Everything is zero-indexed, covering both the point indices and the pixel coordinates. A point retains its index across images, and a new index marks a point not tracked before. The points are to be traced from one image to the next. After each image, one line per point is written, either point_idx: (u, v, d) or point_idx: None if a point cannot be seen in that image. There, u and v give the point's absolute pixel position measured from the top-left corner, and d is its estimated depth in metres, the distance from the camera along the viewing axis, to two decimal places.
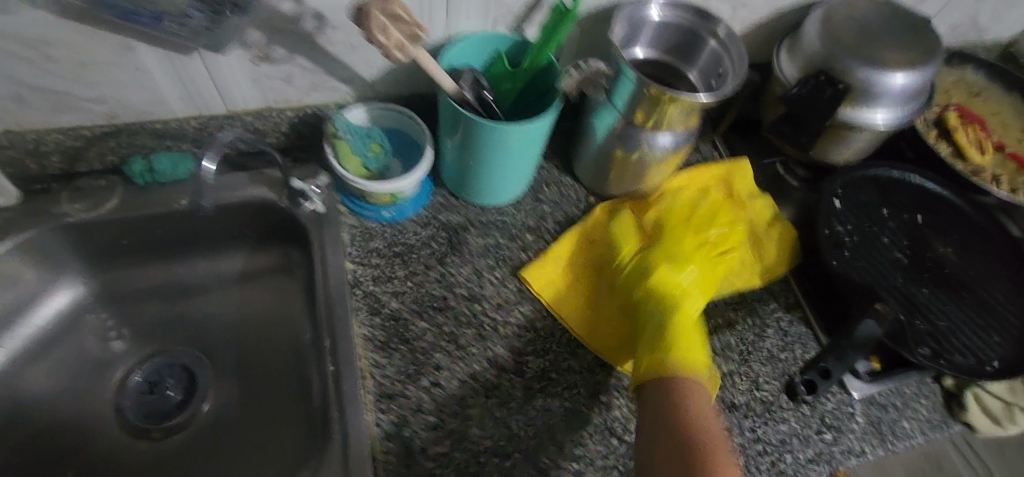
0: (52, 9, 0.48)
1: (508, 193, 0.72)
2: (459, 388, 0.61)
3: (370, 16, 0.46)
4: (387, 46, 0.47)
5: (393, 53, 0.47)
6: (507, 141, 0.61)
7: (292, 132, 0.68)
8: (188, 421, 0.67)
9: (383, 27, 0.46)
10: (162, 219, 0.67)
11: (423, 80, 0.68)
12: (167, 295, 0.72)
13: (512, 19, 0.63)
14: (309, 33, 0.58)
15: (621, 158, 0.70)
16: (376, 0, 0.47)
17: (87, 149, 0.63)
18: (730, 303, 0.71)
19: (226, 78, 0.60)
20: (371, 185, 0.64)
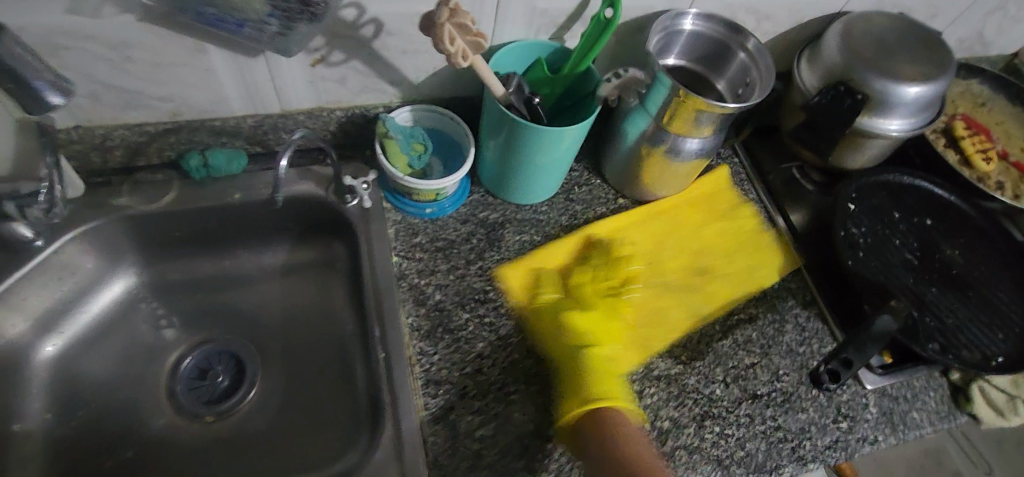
0: (142, 14, 0.52)
1: (544, 193, 0.75)
2: (501, 376, 0.65)
3: (438, 26, 0.49)
4: (454, 52, 0.50)
5: (458, 60, 0.51)
6: (547, 143, 0.64)
7: (339, 131, 0.71)
8: (238, 405, 0.70)
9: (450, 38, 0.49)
10: (215, 213, 0.70)
11: (465, 84, 0.71)
12: (214, 285, 0.75)
13: (553, 28, 0.67)
14: (365, 39, 0.61)
15: (651, 161, 0.74)
16: (442, 9, 0.49)
17: (149, 145, 0.66)
18: (751, 299, 0.75)
19: (284, 80, 0.63)
20: (418, 183, 0.67)
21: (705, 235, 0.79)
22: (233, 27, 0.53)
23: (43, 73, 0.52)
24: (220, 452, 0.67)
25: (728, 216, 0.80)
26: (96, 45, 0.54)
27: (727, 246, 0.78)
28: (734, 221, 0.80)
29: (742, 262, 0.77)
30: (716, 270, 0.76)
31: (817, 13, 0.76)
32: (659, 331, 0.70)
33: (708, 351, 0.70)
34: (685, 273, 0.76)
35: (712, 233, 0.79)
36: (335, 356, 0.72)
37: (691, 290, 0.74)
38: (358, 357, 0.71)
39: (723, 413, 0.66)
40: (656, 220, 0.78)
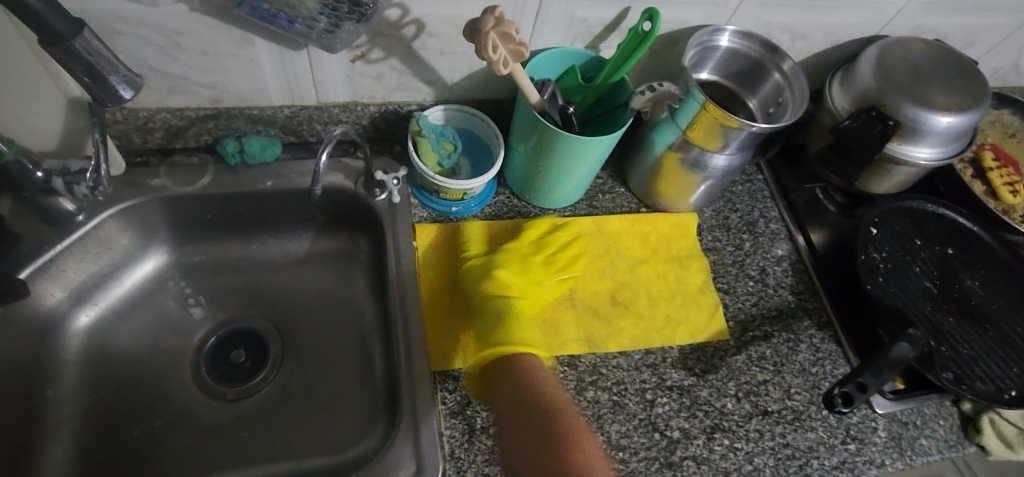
0: (196, 5, 0.54)
1: (570, 197, 0.76)
2: None
3: (483, 36, 0.50)
4: (495, 60, 0.52)
5: (497, 68, 0.52)
6: (576, 150, 0.65)
7: (371, 126, 0.73)
8: (260, 386, 0.72)
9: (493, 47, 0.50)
10: (246, 199, 0.71)
11: (498, 86, 0.72)
12: (240, 267, 0.77)
13: (589, 37, 0.67)
14: (406, 39, 0.62)
15: (677, 172, 0.75)
16: (489, 18, 0.50)
17: (187, 129, 0.68)
18: (767, 316, 0.75)
19: (324, 74, 0.64)
20: (446, 181, 0.68)
21: (650, 272, 0.76)
22: (284, 23, 0.55)
23: (117, 68, 0.47)
24: (241, 429, 0.68)
25: (679, 260, 0.77)
26: (149, 32, 0.56)
27: (672, 290, 0.75)
28: (686, 266, 0.77)
29: (673, 312, 0.73)
30: (636, 308, 0.73)
31: (852, 36, 0.76)
32: (550, 341, 0.69)
33: (722, 364, 0.71)
34: (602, 300, 0.72)
35: (658, 273, 0.76)
36: (354, 346, 0.74)
37: (596, 317, 0.71)
38: (377, 348, 0.72)
39: (733, 426, 0.67)
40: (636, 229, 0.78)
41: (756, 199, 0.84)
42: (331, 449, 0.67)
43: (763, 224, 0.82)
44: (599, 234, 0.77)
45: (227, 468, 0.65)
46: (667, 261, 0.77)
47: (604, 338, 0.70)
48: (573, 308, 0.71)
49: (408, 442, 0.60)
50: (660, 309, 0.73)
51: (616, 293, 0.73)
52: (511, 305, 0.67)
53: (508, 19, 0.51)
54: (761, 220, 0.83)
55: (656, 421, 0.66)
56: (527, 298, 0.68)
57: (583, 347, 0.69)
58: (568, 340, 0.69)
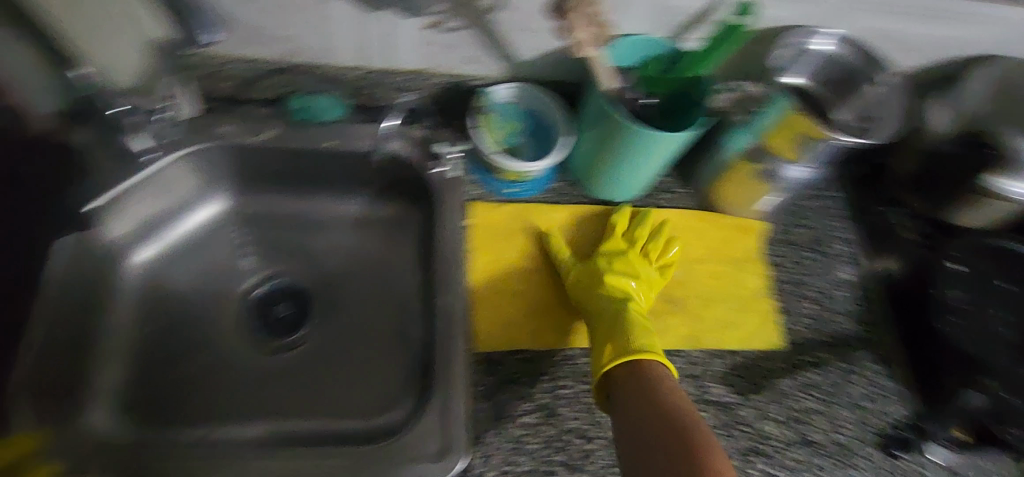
0: None
1: (630, 193, 0.73)
2: (555, 368, 0.64)
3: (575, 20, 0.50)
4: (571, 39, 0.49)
5: (585, 51, 0.51)
6: (645, 144, 0.62)
7: (437, 97, 0.72)
8: (299, 342, 0.72)
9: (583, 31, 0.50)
10: (307, 156, 0.72)
11: (571, 69, 0.69)
12: (293, 223, 0.78)
13: (674, 26, 0.64)
14: (482, 10, 0.60)
15: (746, 179, 0.71)
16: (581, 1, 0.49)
17: (259, 80, 0.68)
18: (823, 342, 0.71)
19: (396, 40, 0.63)
20: (505, 161, 0.66)
21: (706, 273, 0.73)
22: None
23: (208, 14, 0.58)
24: (278, 381, 0.70)
25: (737, 264, 0.74)
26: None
27: (726, 295, 0.72)
28: (743, 271, 0.74)
29: (726, 314, 0.71)
30: (688, 308, 0.71)
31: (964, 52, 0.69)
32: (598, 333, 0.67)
33: (769, 386, 0.68)
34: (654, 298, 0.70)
35: (714, 275, 0.73)
36: (395, 315, 0.74)
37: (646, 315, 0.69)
38: (417, 319, 0.72)
39: (771, 451, 0.64)
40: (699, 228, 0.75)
41: (828, 216, 0.79)
42: (360, 413, 0.68)
43: (831, 244, 0.77)
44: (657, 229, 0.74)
45: (261, 417, 0.67)
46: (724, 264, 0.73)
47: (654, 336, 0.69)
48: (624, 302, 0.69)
49: (438, 419, 0.60)
50: (711, 316, 0.70)
51: (668, 291, 0.71)
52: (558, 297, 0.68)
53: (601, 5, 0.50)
54: (829, 239, 0.78)
55: None
56: (572, 291, 0.68)
57: None
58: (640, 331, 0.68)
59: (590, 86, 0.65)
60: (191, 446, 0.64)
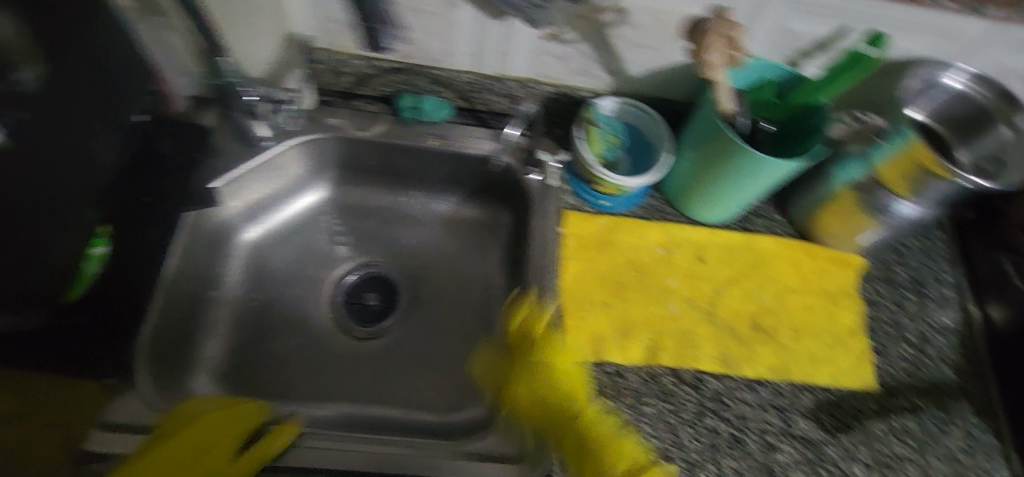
0: None
1: (724, 216, 0.72)
2: (638, 383, 0.64)
3: (706, 40, 0.48)
4: (707, 62, 0.49)
5: (709, 73, 0.50)
6: (755, 168, 0.62)
7: (541, 105, 0.73)
8: (383, 332, 0.75)
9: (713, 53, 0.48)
10: (409, 153, 0.74)
11: (679, 86, 0.69)
12: (387, 216, 0.80)
13: (794, 52, 0.63)
14: (603, 24, 0.61)
15: (851, 212, 0.69)
16: (719, 23, 0.48)
17: (375, 78, 0.71)
18: (919, 388, 0.68)
19: (513, 48, 0.65)
20: (606, 175, 0.67)
21: (797, 303, 0.71)
22: None
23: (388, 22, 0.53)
24: (364, 368, 0.72)
25: (832, 299, 0.71)
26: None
27: (818, 329, 0.69)
28: (838, 306, 0.71)
29: (818, 350, 0.68)
30: (778, 337, 0.68)
31: None
32: (681, 353, 0.66)
33: (859, 427, 0.65)
34: (743, 322, 0.69)
35: (805, 306, 0.71)
36: (478, 316, 0.75)
37: (734, 339, 0.67)
38: (500, 322, 0.73)
39: None
40: (794, 255, 0.73)
41: (928, 257, 0.76)
42: (441, 407, 0.69)
43: (932, 285, 0.75)
44: (750, 254, 0.72)
45: (346, 400, 0.69)
46: (818, 300, 0.71)
47: (739, 362, 0.66)
48: (711, 324, 0.68)
49: None
50: (802, 350, 0.68)
51: (757, 317, 0.69)
52: (646, 312, 0.67)
53: (739, 28, 0.48)
54: (930, 281, 0.75)
55: (775, 469, 0.62)
56: (658, 307, 0.68)
57: (716, 365, 0.66)
58: (727, 355, 0.66)
59: (702, 106, 0.64)
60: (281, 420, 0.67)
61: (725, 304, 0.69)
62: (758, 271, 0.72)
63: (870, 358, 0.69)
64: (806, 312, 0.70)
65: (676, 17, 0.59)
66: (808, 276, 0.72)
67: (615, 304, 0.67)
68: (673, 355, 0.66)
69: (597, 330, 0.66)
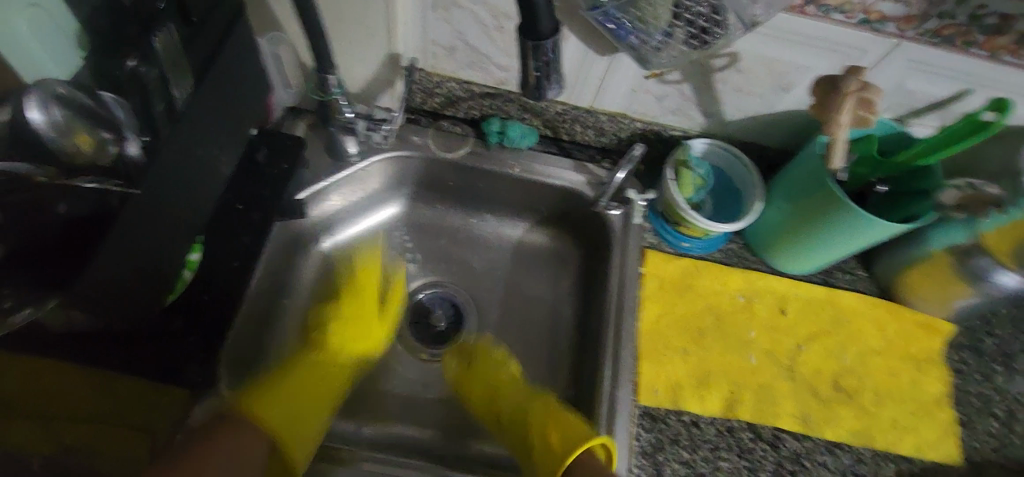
0: None
1: (808, 268, 0.70)
2: (715, 436, 0.62)
3: (840, 97, 0.52)
4: (838, 120, 0.53)
5: (834, 129, 0.54)
6: (855, 226, 0.60)
7: (628, 139, 0.72)
8: (447, 355, 0.73)
9: (843, 111, 0.52)
10: (491, 177, 0.74)
11: (775, 132, 0.68)
12: (457, 236, 0.79)
13: (905, 111, 0.62)
14: (711, 68, 0.60)
15: (945, 278, 0.65)
16: (857, 84, 0.52)
17: (464, 100, 0.71)
18: (1007, 468, 0.65)
19: (612, 83, 0.64)
20: (694, 218, 0.66)
21: (882, 367, 0.68)
22: (620, 32, 0.52)
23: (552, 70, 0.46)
24: (428, 390, 0.71)
25: (918, 364, 0.69)
26: (484, 12, 0.58)
27: (903, 395, 0.67)
28: (923, 373, 0.68)
29: (903, 418, 0.65)
30: (861, 400, 0.66)
31: None
32: (759, 408, 0.64)
33: None
34: (824, 382, 0.66)
35: (891, 370, 0.68)
36: (545, 347, 0.74)
37: (815, 399, 0.65)
38: (569, 356, 0.72)
39: None
40: (879, 315, 0.71)
41: (1020, 329, 0.72)
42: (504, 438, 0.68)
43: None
44: (833, 310, 0.70)
45: (408, 422, 0.68)
46: (904, 365, 0.68)
47: (820, 423, 0.64)
48: (791, 381, 0.66)
49: None
50: (886, 417, 0.65)
51: (840, 378, 0.67)
52: (725, 362, 0.66)
53: (874, 91, 0.52)
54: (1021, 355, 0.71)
55: None
56: (737, 357, 0.66)
57: (796, 425, 0.64)
58: (807, 416, 0.64)
59: (803, 157, 0.63)
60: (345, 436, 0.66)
61: (806, 360, 0.67)
62: (841, 328, 0.69)
63: (956, 431, 0.66)
64: (891, 376, 0.68)
65: (790, 67, 0.58)
66: (894, 338, 0.70)
67: (693, 351, 0.66)
68: (752, 410, 0.64)
69: (675, 377, 0.64)
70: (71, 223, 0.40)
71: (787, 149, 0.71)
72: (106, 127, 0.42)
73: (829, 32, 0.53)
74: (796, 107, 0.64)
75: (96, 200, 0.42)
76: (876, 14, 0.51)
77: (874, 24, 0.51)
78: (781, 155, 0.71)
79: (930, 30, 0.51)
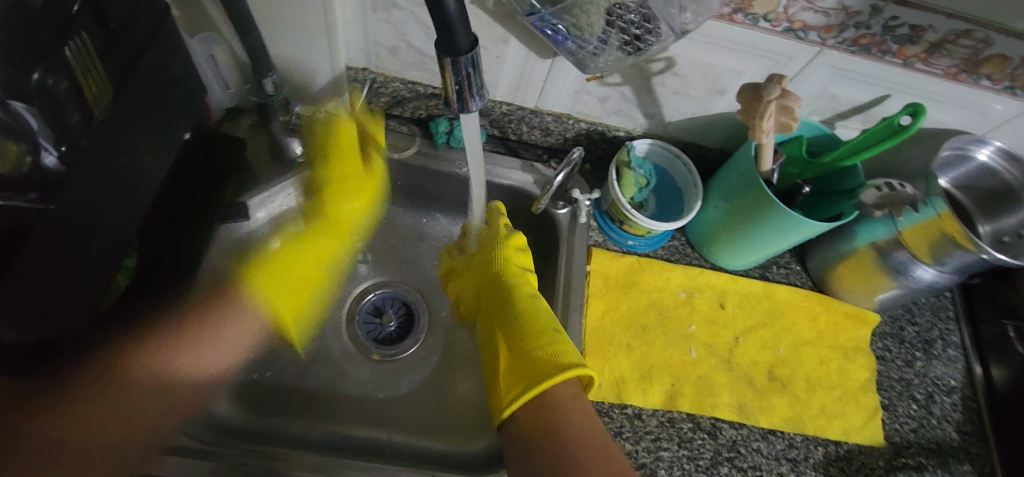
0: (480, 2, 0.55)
1: (745, 263, 0.73)
2: (657, 427, 0.65)
3: (762, 104, 0.54)
4: (761, 126, 0.56)
5: (760, 135, 0.57)
6: (785, 223, 0.63)
7: (573, 139, 0.74)
8: (397, 355, 0.73)
9: (767, 118, 0.55)
10: (439, 177, 0.74)
11: (714, 133, 0.71)
12: (408, 236, 0.80)
13: (831, 115, 0.65)
14: (649, 72, 0.61)
15: (870, 272, 0.69)
16: (777, 93, 0.54)
17: (411, 101, 0.71)
18: (926, 448, 0.69)
19: (554, 86, 0.65)
20: (637, 217, 0.67)
21: (812, 356, 0.72)
22: (558, 38, 0.53)
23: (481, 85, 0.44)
24: (377, 390, 0.71)
25: (846, 353, 0.73)
26: (424, 14, 0.58)
27: (832, 381, 0.71)
28: (851, 361, 0.72)
29: (831, 404, 0.69)
30: (793, 388, 0.70)
31: None
32: (697, 398, 0.67)
33: None
34: (759, 371, 0.70)
35: (820, 359, 0.72)
36: None
37: (750, 388, 0.69)
38: None
39: None
40: (812, 307, 0.74)
41: (939, 318, 0.78)
42: (454, 436, 0.69)
43: (940, 346, 0.76)
44: (768, 302, 0.74)
45: (356, 422, 0.68)
46: (834, 354, 0.72)
47: (755, 411, 0.67)
48: (729, 372, 0.69)
49: None
50: (816, 403, 0.69)
51: (774, 368, 0.70)
52: (667, 355, 0.69)
53: (795, 97, 0.54)
54: (939, 341, 0.76)
55: None
56: (678, 351, 0.69)
57: (732, 413, 0.67)
58: (743, 404, 0.67)
59: (739, 159, 0.65)
60: (291, 439, 0.66)
61: (743, 351, 0.70)
62: (777, 320, 0.73)
63: (880, 415, 0.70)
64: (821, 363, 0.72)
65: (723, 71, 0.60)
66: (825, 328, 0.74)
67: (635, 345, 0.68)
68: (691, 401, 0.66)
69: (619, 372, 0.67)
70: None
71: (725, 149, 0.73)
72: (25, 139, 0.39)
73: (756, 38, 0.55)
74: (728, 110, 0.66)
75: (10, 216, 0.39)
76: (799, 23, 0.53)
77: (798, 33, 0.54)
78: (720, 154, 0.74)
79: (848, 39, 0.54)
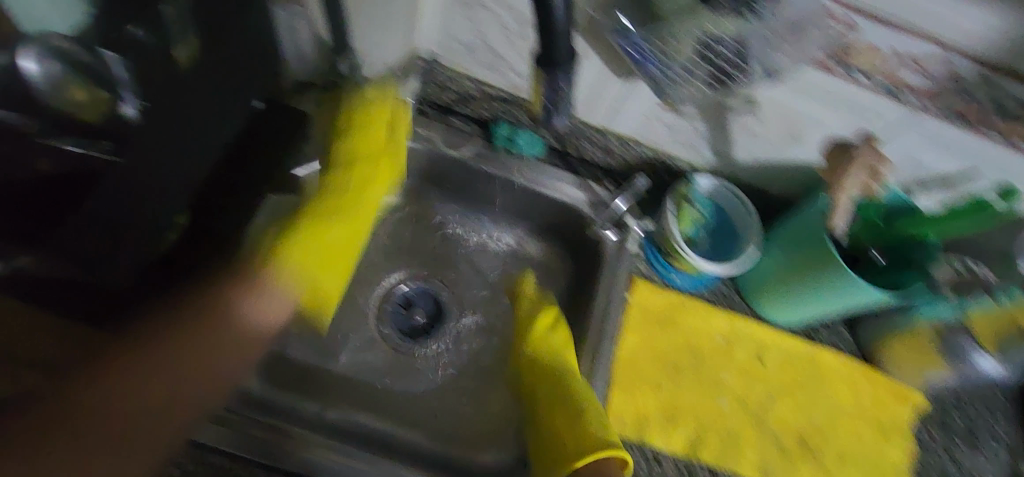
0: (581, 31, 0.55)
1: (793, 320, 0.70)
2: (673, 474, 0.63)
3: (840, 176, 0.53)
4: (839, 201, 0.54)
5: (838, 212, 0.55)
6: (848, 290, 0.59)
7: (634, 164, 0.72)
8: (422, 351, 0.73)
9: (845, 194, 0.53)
10: (493, 179, 0.73)
11: (783, 180, 0.68)
12: (451, 233, 0.78)
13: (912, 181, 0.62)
14: (728, 109, 0.59)
15: (925, 350, 0.65)
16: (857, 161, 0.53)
17: (478, 100, 0.71)
18: None
19: (626, 107, 0.64)
20: (690, 255, 0.65)
21: (849, 428, 0.68)
22: (643, 60, 0.50)
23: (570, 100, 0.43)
24: (396, 384, 0.70)
25: (887, 432, 0.69)
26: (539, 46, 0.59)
27: (865, 458, 0.67)
28: (889, 440, 0.68)
29: None
30: (823, 458, 0.66)
31: None
32: (720, 450, 0.64)
33: None
34: (790, 434, 0.67)
35: (857, 433, 0.68)
36: None
37: (777, 449, 0.66)
38: None
39: None
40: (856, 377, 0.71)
41: (992, 411, 0.72)
42: (467, 444, 0.68)
43: (988, 442, 0.71)
44: (811, 365, 0.70)
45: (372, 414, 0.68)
46: (873, 430, 0.68)
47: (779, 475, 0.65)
48: (757, 429, 0.66)
49: None
50: None
51: (806, 434, 0.67)
52: (696, 401, 0.66)
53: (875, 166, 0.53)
54: (988, 437, 0.71)
55: None
56: (708, 398, 0.66)
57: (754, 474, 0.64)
58: (767, 465, 0.65)
59: (808, 214, 0.62)
60: (308, 418, 0.65)
61: (777, 409, 0.67)
62: (819, 386, 0.69)
63: None
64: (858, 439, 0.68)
65: (805, 119, 0.57)
66: (867, 402, 0.70)
67: (665, 384, 0.66)
68: (714, 452, 0.64)
69: (645, 410, 0.65)
70: (48, 179, 0.42)
71: (791, 199, 0.70)
72: (104, 86, 0.43)
73: (849, 92, 0.52)
74: (803, 159, 0.63)
75: (77, 160, 0.43)
76: (899, 82, 0.50)
77: (898, 93, 0.51)
78: (784, 202, 0.71)
79: (955, 110, 0.51)
